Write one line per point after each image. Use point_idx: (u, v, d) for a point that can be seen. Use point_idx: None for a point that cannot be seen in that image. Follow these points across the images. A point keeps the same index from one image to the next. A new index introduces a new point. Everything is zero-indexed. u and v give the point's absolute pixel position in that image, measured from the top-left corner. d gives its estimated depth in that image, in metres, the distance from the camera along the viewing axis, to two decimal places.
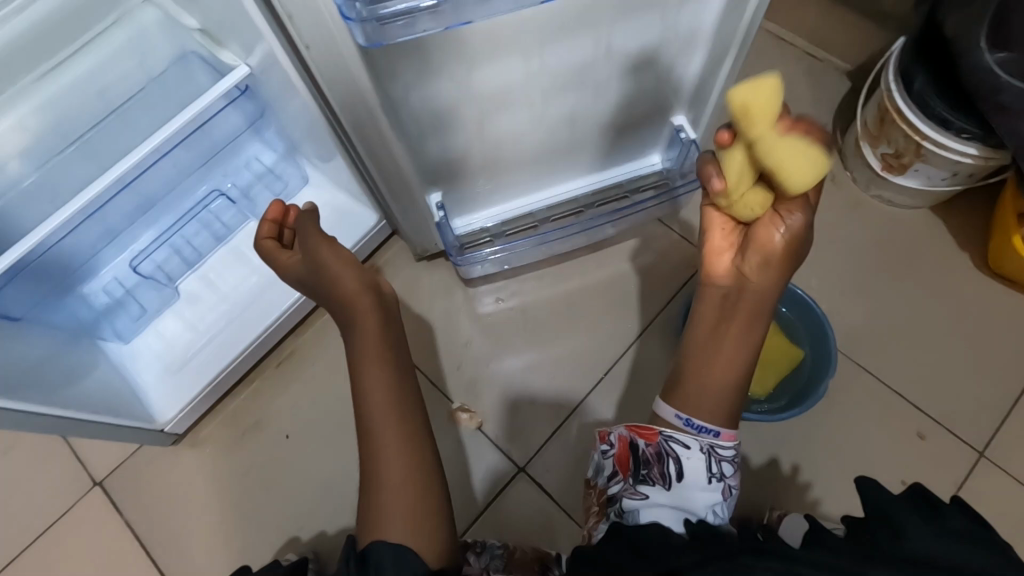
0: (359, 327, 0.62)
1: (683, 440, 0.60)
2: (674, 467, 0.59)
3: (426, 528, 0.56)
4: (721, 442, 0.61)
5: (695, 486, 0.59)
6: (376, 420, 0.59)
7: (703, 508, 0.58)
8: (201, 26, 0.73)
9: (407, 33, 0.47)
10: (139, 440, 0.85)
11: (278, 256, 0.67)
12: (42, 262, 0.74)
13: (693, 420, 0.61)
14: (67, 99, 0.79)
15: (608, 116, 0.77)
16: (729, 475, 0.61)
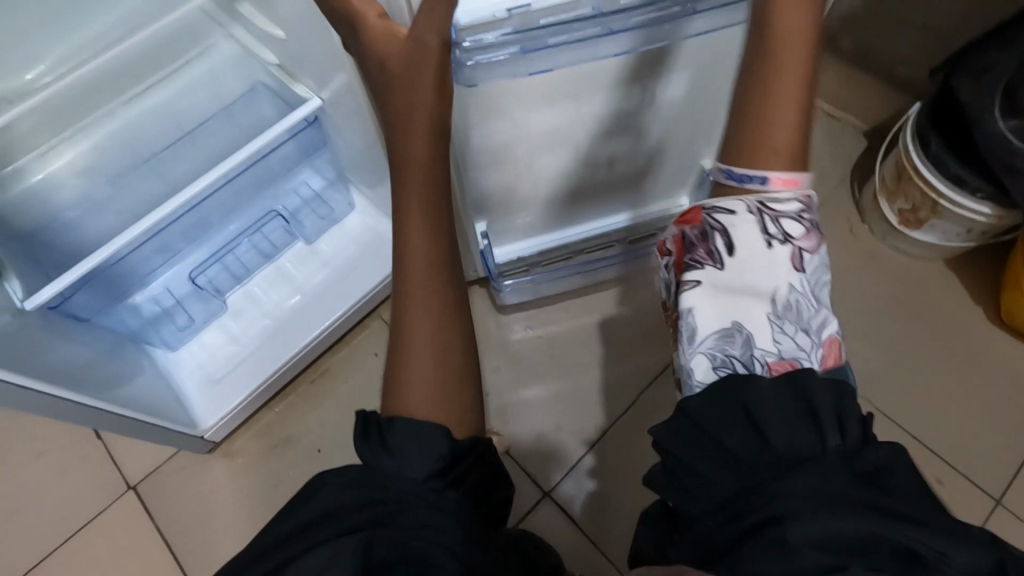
0: (406, 167, 0.50)
1: (728, 208, 0.48)
2: (722, 241, 0.47)
3: (455, 416, 0.52)
4: (777, 193, 0.48)
5: (751, 256, 0.47)
6: (417, 281, 0.52)
7: (773, 285, 0.47)
8: (279, 61, 0.79)
9: (485, 72, 0.52)
10: (179, 444, 0.87)
11: (363, 9, 0.49)
12: (110, 271, 0.79)
13: (737, 170, 0.48)
14: (147, 122, 0.85)
15: (647, 157, 0.82)
16: (796, 236, 0.48)
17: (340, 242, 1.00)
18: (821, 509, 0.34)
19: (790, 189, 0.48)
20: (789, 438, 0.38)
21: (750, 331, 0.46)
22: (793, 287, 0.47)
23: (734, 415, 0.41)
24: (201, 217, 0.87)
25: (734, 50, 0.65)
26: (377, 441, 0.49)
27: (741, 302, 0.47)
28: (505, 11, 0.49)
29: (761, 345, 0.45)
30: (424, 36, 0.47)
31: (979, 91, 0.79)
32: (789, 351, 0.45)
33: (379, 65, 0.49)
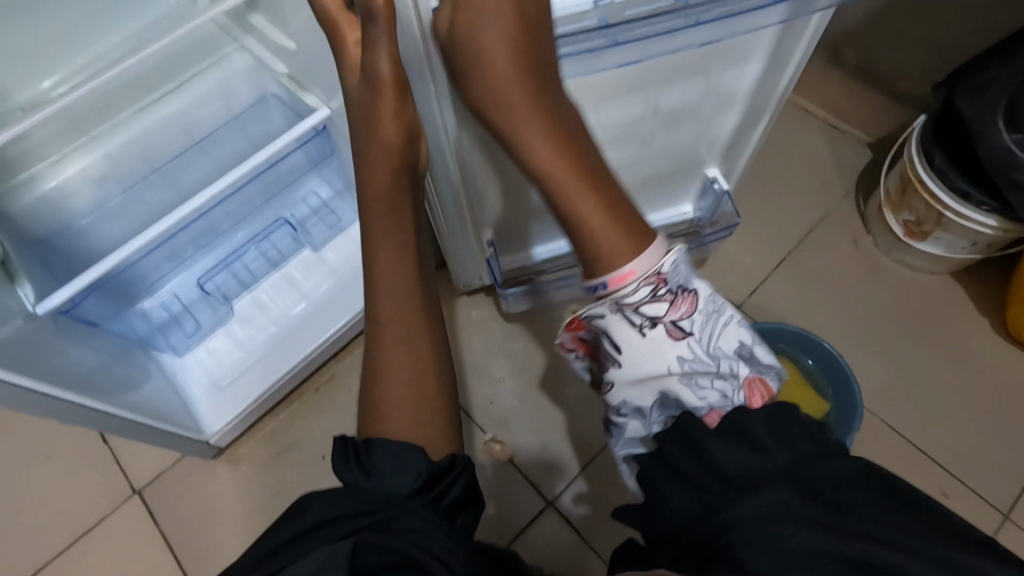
0: (374, 196, 0.56)
1: (598, 315, 0.50)
2: (610, 344, 0.50)
3: (433, 426, 0.54)
4: (619, 292, 0.48)
5: (639, 345, 0.48)
6: (389, 304, 0.56)
7: (668, 363, 0.48)
8: (289, 71, 0.80)
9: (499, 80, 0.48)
10: (185, 449, 0.87)
11: (344, 34, 0.50)
12: (120, 279, 0.80)
13: (596, 282, 0.49)
14: (158, 130, 0.87)
15: (648, 167, 0.83)
16: (662, 313, 0.48)
17: (346, 250, 1.01)
18: (776, 530, 0.37)
19: (631, 281, 0.47)
20: (738, 461, 0.42)
21: (674, 392, 0.48)
22: (684, 356, 0.48)
23: (682, 448, 0.45)
24: (209, 226, 0.88)
25: (735, 59, 0.66)
26: (357, 461, 0.50)
27: (653, 381, 0.49)
28: None
29: (692, 405, 0.47)
30: (377, 64, 0.50)
31: (983, 106, 0.80)
32: (713, 400, 0.47)
33: (352, 99, 0.54)
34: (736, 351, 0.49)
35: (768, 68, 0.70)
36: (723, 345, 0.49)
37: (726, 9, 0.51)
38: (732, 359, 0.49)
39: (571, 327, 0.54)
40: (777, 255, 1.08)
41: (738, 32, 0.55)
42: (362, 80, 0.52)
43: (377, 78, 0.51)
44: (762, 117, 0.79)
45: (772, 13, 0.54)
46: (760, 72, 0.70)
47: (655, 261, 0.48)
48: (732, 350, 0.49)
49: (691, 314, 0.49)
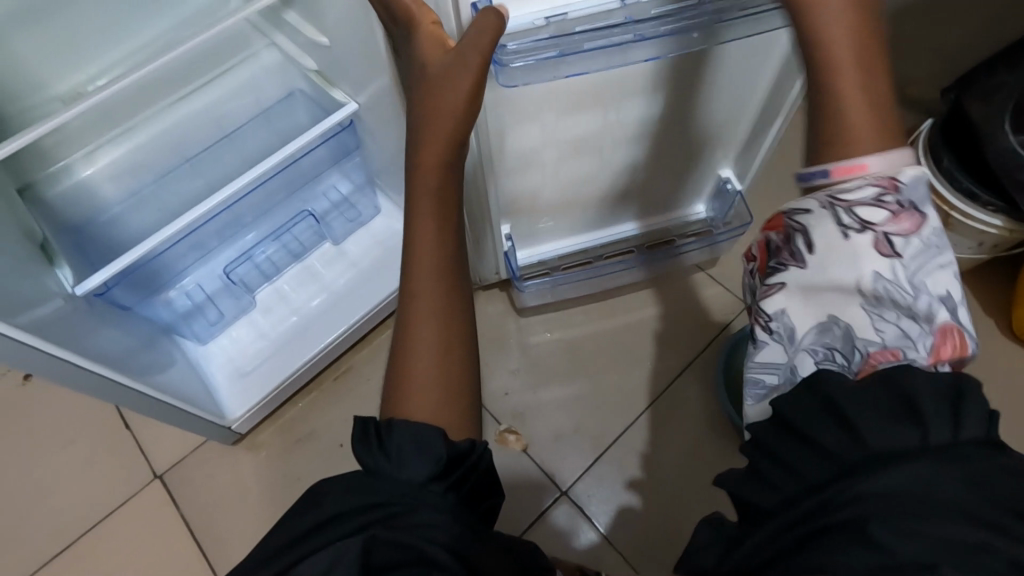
0: (423, 170, 0.55)
1: (804, 208, 0.44)
2: (801, 241, 0.44)
3: (455, 411, 0.55)
4: (842, 183, 0.43)
5: (833, 249, 0.43)
6: (421, 284, 0.56)
7: (864, 277, 0.42)
8: (319, 68, 0.83)
9: (527, 70, 0.55)
10: (207, 433, 0.89)
11: (419, 16, 0.53)
12: (148, 267, 0.82)
13: (817, 171, 0.45)
14: (189, 123, 0.90)
15: (666, 167, 0.85)
16: (880, 221, 0.42)
17: (366, 243, 1.04)
18: (915, 516, 0.31)
19: (860, 178, 0.43)
20: (895, 435, 0.34)
21: (849, 323, 0.43)
22: (881, 276, 0.42)
23: (820, 413, 0.38)
24: (234, 217, 0.90)
25: (752, 61, 0.70)
26: (377, 445, 0.51)
27: (831, 298, 0.44)
28: (544, 19, 0.53)
29: (863, 338, 0.42)
30: (470, 54, 0.50)
31: (991, 109, 0.82)
32: (895, 340, 0.41)
33: (423, 70, 0.54)
34: (944, 296, 0.41)
35: (783, 70, 0.73)
36: (928, 284, 0.42)
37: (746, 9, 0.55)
38: (935, 301, 0.41)
39: (765, 225, 0.49)
40: None
41: (757, 31, 0.58)
42: (442, 57, 0.53)
43: (460, 53, 0.51)
44: (774, 123, 0.81)
45: (792, 14, 0.57)
46: (774, 73, 0.73)
47: (897, 166, 0.42)
48: (937, 294, 0.42)
49: (911, 235, 0.42)
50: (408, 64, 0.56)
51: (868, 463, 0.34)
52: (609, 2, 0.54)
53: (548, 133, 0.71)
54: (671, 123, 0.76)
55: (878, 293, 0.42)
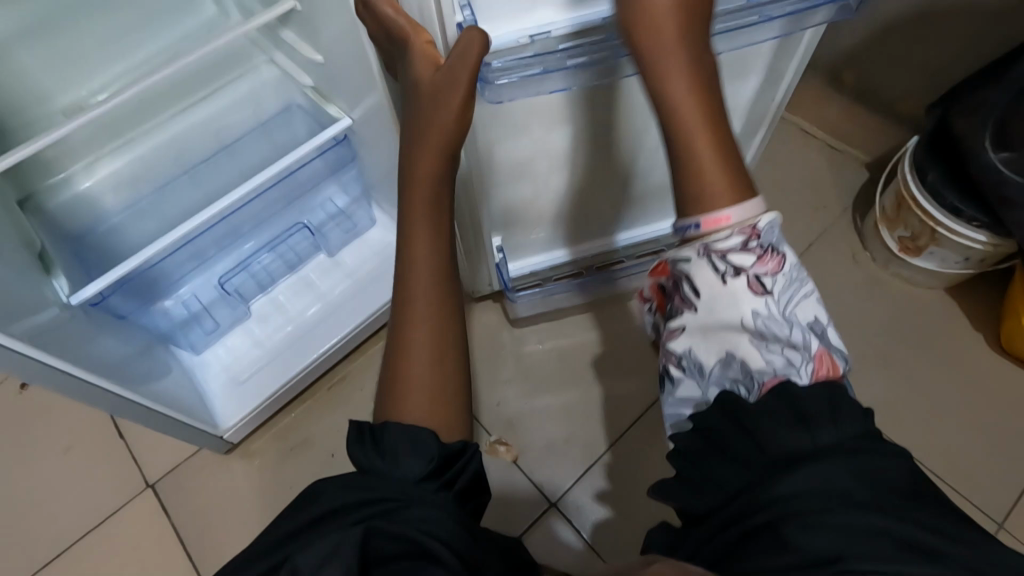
0: (419, 180, 0.56)
1: (683, 258, 0.49)
2: (688, 288, 0.49)
3: (446, 417, 0.55)
4: (712, 235, 0.47)
5: (716, 295, 0.47)
6: (419, 289, 0.57)
7: (748, 316, 0.47)
8: (315, 84, 0.85)
9: (509, 82, 0.55)
10: (200, 442, 0.90)
11: (409, 31, 0.53)
12: (145, 276, 0.84)
13: (689, 225, 0.49)
14: (188, 136, 0.92)
15: (654, 181, 0.87)
16: (749, 265, 0.47)
17: (361, 254, 1.05)
18: (820, 508, 0.35)
19: (723, 225, 0.47)
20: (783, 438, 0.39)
21: (742, 356, 0.46)
22: (759, 312, 0.47)
23: (729, 425, 0.42)
24: (231, 228, 0.92)
25: (737, 78, 0.71)
26: (374, 445, 0.52)
27: (724, 337, 0.47)
28: (528, 36, 0.55)
29: (756, 368, 0.45)
30: (458, 70, 0.50)
31: (974, 127, 0.83)
32: (780, 369, 0.45)
33: (417, 83, 0.54)
34: (813, 324, 0.48)
35: (764, 83, 0.74)
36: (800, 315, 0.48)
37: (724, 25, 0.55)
38: (806, 329, 0.47)
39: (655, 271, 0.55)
40: None
41: (737, 45, 0.59)
42: (433, 72, 0.53)
43: (451, 72, 0.51)
44: (760, 129, 0.85)
45: (769, 30, 0.58)
46: (760, 92, 0.74)
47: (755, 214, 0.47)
48: (806, 322, 0.47)
49: (775, 275, 0.48)
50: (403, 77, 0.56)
51: (775, 467, 0.38)
52: (593, 19, 0.55)
53: (537, 147, 0.73)
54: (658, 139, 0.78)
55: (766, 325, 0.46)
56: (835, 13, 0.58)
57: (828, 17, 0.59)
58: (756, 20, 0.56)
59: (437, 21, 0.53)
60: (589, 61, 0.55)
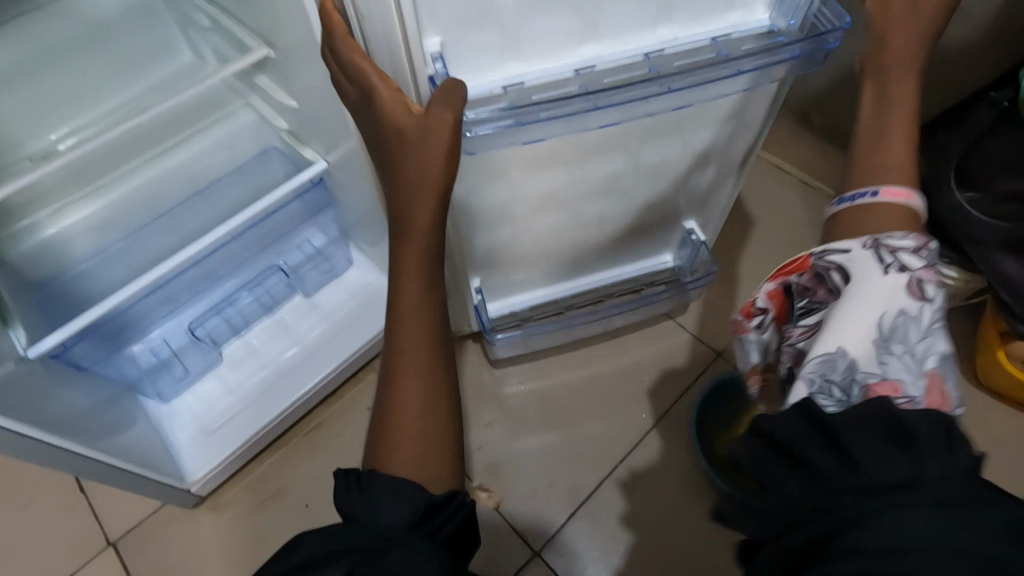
0: (411, 236, 0.52)
1: (841, 249, 0.48)
2: (838, 276, 0.48)
3: (434, 466, 0.54)
4: (887, 233, 0.47)
5: (870, 278, 0.46)
6: (407, 342, 0.55)
7: (888, 308, 0.45)
8: (290, 127, 0.85)
9: (487, 123, 0.55)
10: (166, 497, 0.86)
11: (377, 83, 0.49)
12: (112, 323, 0.82)
13: (861, 197, 0.50)
14: (162, 181, 0.91)
15: (635, 220, 0.88)
16: (916, 268, 0.46)
17: (339, 295, 1.03)
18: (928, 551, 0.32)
19: (903, 205, 0.49)
20: (879, 474, 0.36)
21: (855, 358, 0.44)
22: (906, 312, 0.45)
23: (818, 447, 0.39)
24: (206, 271, 0.90)
25: (708, 120, 0.72)
26: (357, 489, 0.51)
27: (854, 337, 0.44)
28: (500, 88, 0.57)
29: (863, 371, 0.44)
30: (443, 111, 0.47)
31: (942, 168, 0.85)
32: (890, 376, 0.43)
33: (391, 135, 0.49)
34: (940, 357, 0.44)
35: (736, 129, 0.75)
36: (897, 321, 0.45)
37: (696, 79, 0.58)
38: (931, 356, 0.44)
39: (778, 271, 0.52)
40: None
41: (707, 98, 0.61)
42: (412, 119, 0.49)
43: (436, 116, 0.48)
44: (733, 174, 0.85)
45: (737, 83, 0.61)
46: (731, 128, 0.75)
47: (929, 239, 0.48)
48: (938, 354, 0.44)
49: (938, 288, 0.46)
50: (370, 122, 0.51)
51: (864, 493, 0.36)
52: (564, 73, 0.58)
53: (518, 186, 0.73)
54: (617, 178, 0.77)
55: (894, 319, 0.45)
56: (802, 65, 0.61)
57: (794, 70, 0.61)
58: (728, 74, 0.58)
59: (410, 71, 0.52)
60: (566, 113, 0.56)
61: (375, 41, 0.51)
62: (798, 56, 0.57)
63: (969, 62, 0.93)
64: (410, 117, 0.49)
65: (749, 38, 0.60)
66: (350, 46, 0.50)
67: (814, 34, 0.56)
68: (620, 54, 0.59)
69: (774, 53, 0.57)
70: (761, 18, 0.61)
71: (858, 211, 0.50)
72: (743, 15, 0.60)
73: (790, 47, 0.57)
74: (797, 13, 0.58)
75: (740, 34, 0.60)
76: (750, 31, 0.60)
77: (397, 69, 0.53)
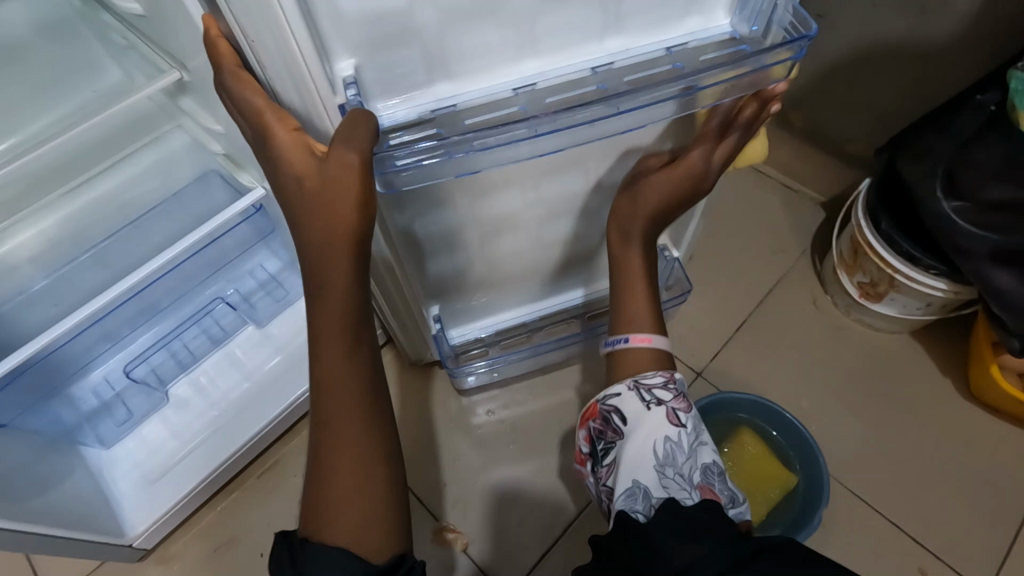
0: (327, 292, 0.46)
1: (614, 393, 0.67)
2: (617, 418, 0.65)
3: (376, 535, 0.48)
4: (643, 377, 0.66)
5: (640, 416, 0.64)
6: (336, 399, 0.49)
7: (655, 436, 0.62)
8: (225, 152, 0.79)
9: (413, 156, 0.49)
10: (105, 555, 0.80)
11: (273, 123, 0.44)
12: (43, 365, 0.75)
13: (627, 339, 0.70)
14: (91, 213, 0.85)
15: (601, 238, 0.82)
16: (669, 399, 0.64)
17: (293, 325, 0.97)
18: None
19: (648, 346, 0.69)
20: (677, 551, 0.47)
21: (645, 483, 0.59)
22: (670, 437, 0.62)
23: (635, 544, 0.50)
24: (147, 303, 0.84)
25: (673, 134, 0.66)
26: (290, 562, 0.46)
27: (640, 464, 0.60)
28: (431, 112, 0.51)
29: (652, 485, 0.58)
30: (344, 152, 0.41)
31: (925, 175, 0.80)
32: (673, 490, 0.57)
33: (294, 178, 0.44)
34: (706, 466, 0.61)
35: None
36: (662, 439, 0.61)
37: (649, 97, 0.52)
38: (699, 468, 0.61)
39: (585, 418, 0.70)
40: (736, 319, 1.08)
41: (664, 115, 0.55)
42: (314, 163, 0.44)
43: (337, 159, 0.41)
44: None
45: (697, 98, 0.54)
46: None
47: (675, 372, 0.68)
48: (701, 464, 0.61)
49: (687, 410, 0.64)
50: (270, 165, 0.46)
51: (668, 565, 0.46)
52: (503, 91, 0.52)
53: (468, 213, 0.67)
54: (577, 198, 0.72)
55: (662, 437, 0.62)
56: (768, 77, 0.54)
57: (757, 84, 0.55)
58: (686, 88, 0.52)
59: (318, 102, 0.46)
60: (504, 139, 0.50)
61: (275, 67, 0.45)
62: (766, 66, 0.51)
63: (952, 62, 0.88)
64: (310, 159, 0.44)
65: (709, 46, 0.54)
66: (240, 79, 0.45)
67: (782, 43, 0.50)
68: (566, 69, 0.53)
69: (739, 64, 0.51)
70: (722, 24, 0.54)
71: (620, 352, 0.71)
72: (702, 21, 0.53)
73: (757, 57, 0.50)
74: (760, 18, 0.52)
75: (698, 42, 0.54)
76: (710, 40, 0.54)
77: (305, 95, 0.46)
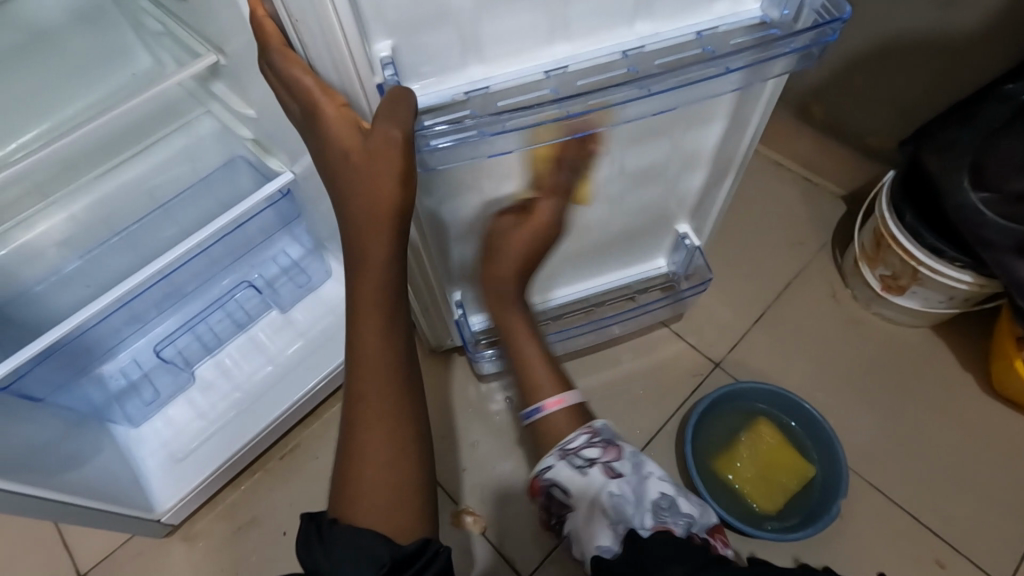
0: (366, 270, 0.48)
1: (546, 467, 0.65)
2: (558, 491, 0.64)
3: (406, 511, 0.50)
4: (565, 443, 0.64)
5: (580, 481, 0.62)
6: (370, 376, 0.50)
7: (598, 494, 0.60)
8: (254, 137, 0.80)
9: (447, 134, 0.49)
10: (135, 529, 0.82)
11: (321, 99, 0.46)
12: (75, 344, 0.77)
13: (539, 408, 0.70)
14: (121, 198, 0.87)
15: (622, 226, 0.83)
16: (598, 453, 0.63)
17: (314, 311, 0.98)
18: None
19: (562, 407, 0.70)
20: None
21: (606, 545, 0.57)
22: (612, 490, 0.60)
23: None
24: (173, 287, 0.85)
25: (698, 121, 0.67)
26: (319, 539, 0.47)
27: (595, 530, 0.59)
28: (464, 94, 0.52)
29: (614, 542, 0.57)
30: (389, 127, 0.42)
31: (952, 167, 0.80)
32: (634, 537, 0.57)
33: (338, 155, 0.45)
34: (654, 503, 0.60)
35: (731, 130, 0.69)
36: (604, 495, 0.60)
37: (680, 80, 0.52)
38: (652, 508, 0.60)
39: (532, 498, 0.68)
40: (754, 313, 1.07)
41: (694, 100, 0.55)
42: (359, 139, 0.45)
43: (381, 134, 0.43)
44: (728, 178, 0.78)
45: (727, 81, 0.55)
46: (723, 126, 0.69)
47: (593, 420, 0.67)
48: (654, 500, 0.60)
49: (619, 455, 0.63)
50: (315, 141, 0.47)
51: None
52: (535, 75, 0.53)
53: (493, 199, 0.68)
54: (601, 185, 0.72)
55: (604, 494, 0.60)
56: (799, 62, 0.54)
57: (788, 67, 0.55)
58: (717, 73, 0.52)
59: (358, 85, 0.47)
60: (536, 120, 0.50)
61: (316, 45, 0.46)
62: (797, 50, 0.51)
63: (978, 53, 0.87)
64: (355, 135, 0.45)
65: (738, 31, 0.54)
66: (288, 60, 0.46)
67: (814, 26, 0.50)
68: (598, 52, 0.54)
69: (769, 48, 0.51)
70: (752, 8, 0.54)
71: (541, 420, 0.70)
72: (732, 5, 0.54)
73: (788, 40, 0.50)
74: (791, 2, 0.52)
75: (729, 26, 0.54)
76: (740, 24, 0.54)
77: (346, 77, 0.47)
